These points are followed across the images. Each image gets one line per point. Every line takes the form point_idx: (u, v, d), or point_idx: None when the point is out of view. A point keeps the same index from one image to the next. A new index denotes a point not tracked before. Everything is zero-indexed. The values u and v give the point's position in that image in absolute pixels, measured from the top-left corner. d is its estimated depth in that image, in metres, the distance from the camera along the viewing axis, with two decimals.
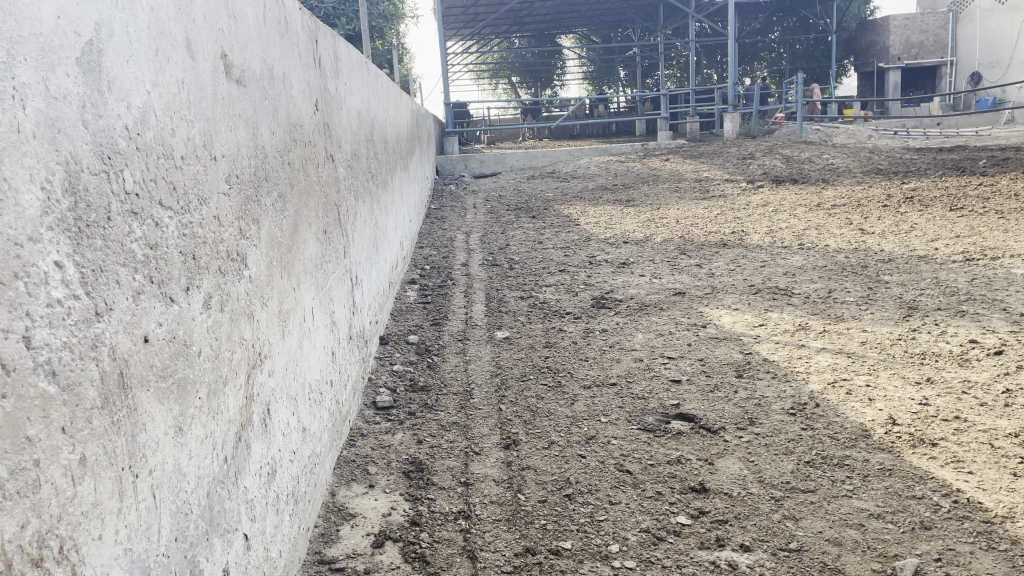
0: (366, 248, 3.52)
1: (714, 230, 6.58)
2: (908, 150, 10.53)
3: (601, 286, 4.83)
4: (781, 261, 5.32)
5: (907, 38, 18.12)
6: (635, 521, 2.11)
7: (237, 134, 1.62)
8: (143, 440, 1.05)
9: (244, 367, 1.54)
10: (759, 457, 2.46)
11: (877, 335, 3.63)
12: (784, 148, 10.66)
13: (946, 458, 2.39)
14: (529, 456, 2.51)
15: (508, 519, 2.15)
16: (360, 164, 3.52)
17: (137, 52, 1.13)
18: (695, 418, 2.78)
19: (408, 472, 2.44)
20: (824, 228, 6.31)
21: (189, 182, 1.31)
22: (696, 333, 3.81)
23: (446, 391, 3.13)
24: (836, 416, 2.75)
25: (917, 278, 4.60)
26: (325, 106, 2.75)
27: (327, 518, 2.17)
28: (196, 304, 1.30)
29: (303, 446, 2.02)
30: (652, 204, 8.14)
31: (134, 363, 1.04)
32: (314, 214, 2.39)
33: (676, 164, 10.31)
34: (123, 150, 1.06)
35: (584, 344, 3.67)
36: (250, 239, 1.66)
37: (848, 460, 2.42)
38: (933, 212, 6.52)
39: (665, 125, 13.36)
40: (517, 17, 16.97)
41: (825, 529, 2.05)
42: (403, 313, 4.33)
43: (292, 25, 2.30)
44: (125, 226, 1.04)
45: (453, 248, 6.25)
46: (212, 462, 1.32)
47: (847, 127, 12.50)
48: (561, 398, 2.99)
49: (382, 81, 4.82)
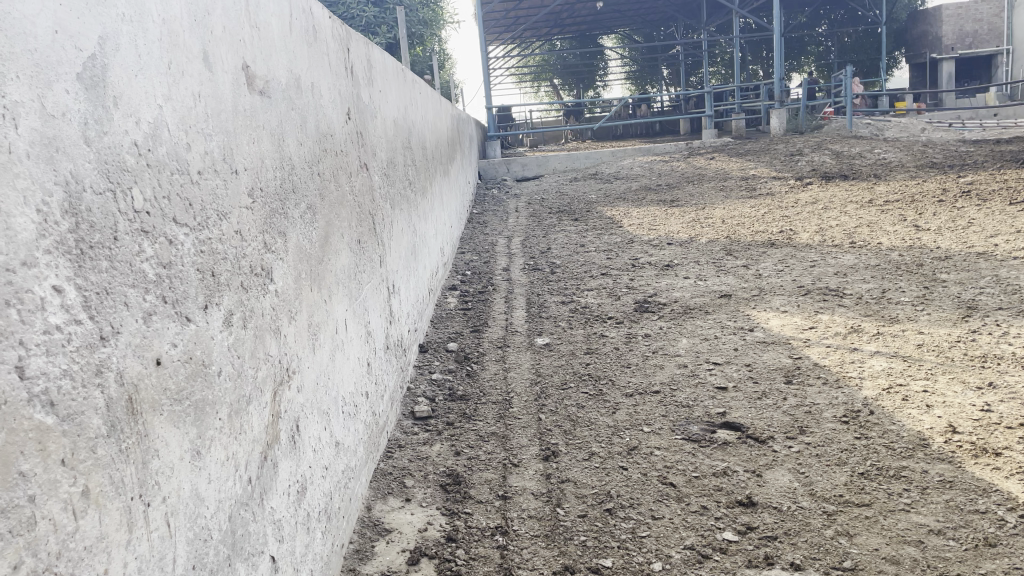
0: (404, 256, 3.50)
1: (761, 229, 6.43)
2: (964, 142, 10.18)
3: (644, 290, 4.74)
4: (832, 261, 5.16)
5: (960, 27, 17.62)
6: (679, 538, 2.03)
7: (261, 147, 1.59)
8: (155, 467, 1.02)
9: (270, 385, 1.50)
10: (810, 469, 2.36)
11: (934, 337, 3.47)
12: (834, 143, 10.39)
13: (1012, 468, 2.25)
14: (569, 468, 2.44)
15: (546, 535, 2.08)
16: (396, 172, 3.49)
17: (148, 67, 1.10)
18: (742, 427, 2.69)
19: (445, 485, 2.39)
20: (877, 225, 6.11)
21: (208, 198, 1.28)
22: (743, 337, 3.70)
23: (485, 400, 3.08)
24: (892, 424, 2.62)
25: (975, 276, 4.42)
26: (358, 115, 2.73)
27: (362, 534, 2.13)
28: (216, 321, 1.26)
29: (336, 461, 1.99)
30: (698, 203, 8.00)
31: (145, 388, 1.01)
32: (346, 224, 2.36)
33: (721, 163, 10.13)
34: (132, 167, 1.03)
35: (626, 350, 3.59)
36: (276, 253, 1.63)
37: (905, 471, 2.30)
38: (991, 207, 6.27)
39: (710, 124, 13.10)
40: (558, 20, 16.88)
41: (881, 547, 1.94)
42: (443, 320, 4.30)
43: (321, 33, 2.27)
44: (134, 245, 1.01)
45: (494, 253, 6.22)
46: (235, 484, 1.28)
47: (900, 121, 12.16)
48: (602, 406, 2.92)
49: (420, 88, 4.82)
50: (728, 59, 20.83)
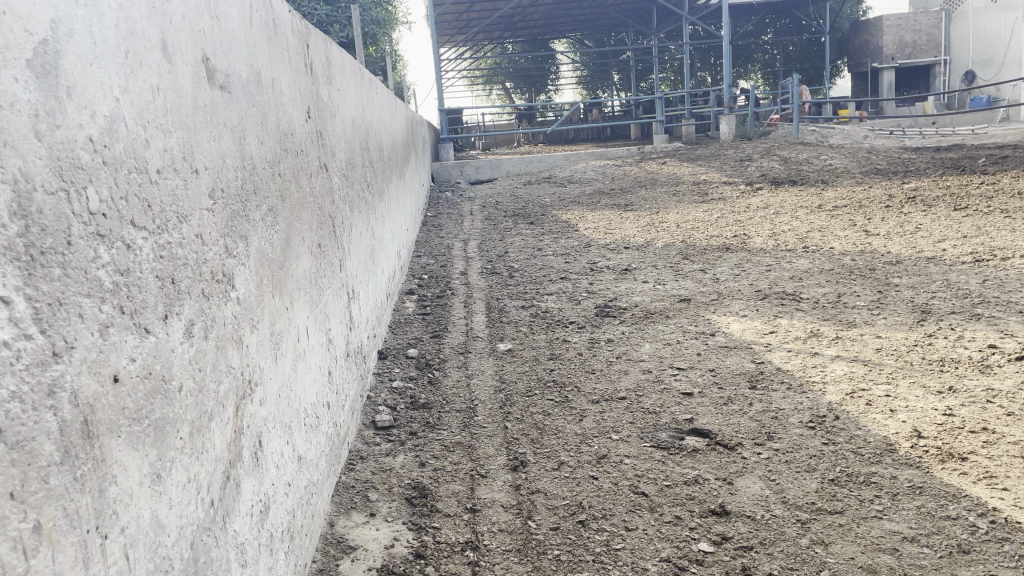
0: (363, 260, 3.41)
1: (715, 234, 6.47)
2: (907, 149, 10.43)
3: (604, 294, 4.70)
4: (787, 265, 5.21)
5: (900, 37, 18.10)
6: (654, 550, 1.98)
7: (222, 145, 1.50)
8: (113, 494, 0.92)
9: (232, 399, 1.41)
10: (781, 476, 2.34)
11: (892, 341, 3.51)
12: (782, 149, 10.54)
13: (978, 473, 2.27)
14: (538, 478, 2.38)
15: (518, 549, 2.02)
16: (355, 173, 3.39)
17: (104, 55, 1.00)
18: (710, 433, 2.66)
19: (411, 499, 2.31)
20: (828, 231, 6.19)
21: (167, 199, 1.18)
22: (704, 342, 3.69)
23: (449, 408, 3.00)
24: (858, 429, 2.62)
25: (927, 280, 4.49)
26: (317, 114, 2.63)
27: (326, 552, 2.04)
28: (176, 333, 1.17)
29: (299, 476, 1.89)
30: (652, 208, 8.02)
31: (102, 407, 0.92)
32: (307, 228, 2.26)
33: (673, 168, 10.20)
34: (87, 165, 0.93)
35: (590, 356, 3.54)
36: (238, 258, 1.53)
37: (874, 477, 2.29)
38: (937, 212, 6.40)
39: (661, 129, 13.19)
40: (511, 24, 16.81)
41: (857, 555, 1.92)
42: (402, 325, 4.20)
43: (282, 28, 2.18)
44: (89, 251, 0.92)
45: (450, 257, 6.12)
46: (197, 508, 1.19)
47: (844, 128, 12.41)
48: (569, 414, 2.86)
49: (376, 87, 4.72)
50: (677, 65, 21.04)
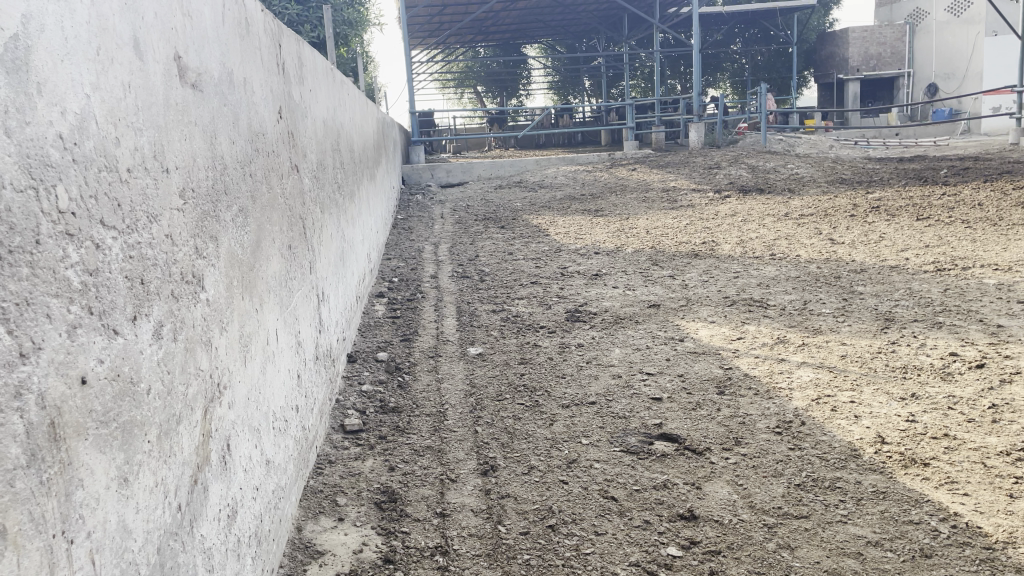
0: (333, 262, 3.38)
1: (684, 240, 6.53)
2: (871, 159, 10.62)
3: (575, 299, 4.72)
4: (754, 272, 5.27)
5: (866, 50, 18.45)
6: (623, 555, 1.99)
7: (193, 144, 1.48)
8: (79, 500, 0.91)
9: (201, 402, 1.39)
10: (748, 481, 2.36)
11: (856, 348, 3.56)
12: (749, 157, 10.67)
13: (940, 479, 2.32)
14: (508, 483, 2.38)
15: (488, 554, 2.01)
16: (326, 175, 3.37)
17: (75, 51, 0.99)
18: (678, 438, 2.68)
19: (380, 503, 2.29)
20: (794, 238, 6.28)
21: (137, 198, 1.16)
22: (673, 347, 3.71)
23: (419, 412, 2.99)
24: (823, 434, 2.66)
25: (891, 288, 4.57)
26: (289, 114, 2.60)
27: (293, 557, 2.02)
28: (145, 334, 1.15)
29: (267, 480, 1.87)
30: (622, 213, 8.07)
31: (70, 410, 0.90)
32: (277, 229, 2.24)
33: (643, 174, 10.27)
34: (57, 162, 0.92)
35: (560, 361, 3.55)
36: (208, 258, 1.51)
37: (839, 482, 2.33)
38: (900, 222, 6.52)
39: (631, 135, 13.27)
40: (482, 27, 16.82)
41: (822, 560, 1.95)
42: (372, 328, 4.18)
43: (254, 27, 2.15)
44: (58, 250, 0.90)
45: (421, 260, 6.10)
46: (163, 513, 1.17)
47: (811, 138, 12.60)
48: (540, 418, 2.87)
49: (348, 89, 4.69)
50: (647, 72, 21.21)
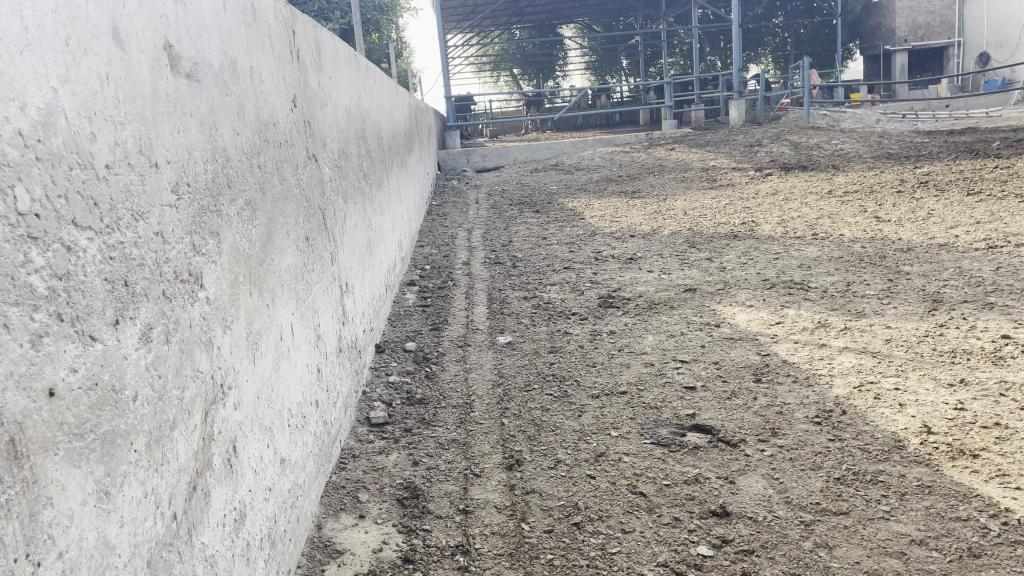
0: (359, 251, 3.34)
1: (723, 221, 6.36)
2: (919, 133, 10.26)
3: (608, 284, 4.61)
4: (795, 253, 5.10)
5: (913, 19, 17.84)
6: (651, 554, 1.91)
7: (189, 136, 1.42)
8: (47, 518, 0.86)
9: (200, 405, 1.34)
10: (785, 474, 2.26)
11: (902, 331, 3.41)
12: (792, 134, 10.37)
13: (991, 471, 2.18)
14: (533, 478, 2.31)
15: (510, 554, 1.95)
16: (349, 164, 3.31)
17: (38, 43, 0.93)
18: (712, 429, 2.58)
19: (402, 500, 2.24)
20: (838, 217, 6.08)
21: (118, 195, 1.11)
22: (708, 333, 3.60)
23: (445, 404, 2.93)
24: (865, 424, 2.54)
25: (939, 268, 4.37)
26: (305, 103, 2.55)
27: (311, 557, 1.98)
28: (130, 338, 1.10)
29: (282, 479, 1.83)
30: (660, 195, 7.90)
31: (34, 424, 0.85)
32: (292, 221, 2.19)
33: (681, 154, 10.05)
34: (15, 161, 0.87)
35: (591, 349, 3.46)
36: (207, 255, 1.46)
37: (883, 476, 2.21)
38: (950, 197, 6.27)
39: (670, 114, 13.00)
40: (517, 8, 16.59)
41: (862, 560, 1.85)
42: (401, 317, 4.14)
43: (262, 15, 2.09)
44: (17, 255, 0.86)
45: (454, 247, 6.04)
46: (155, 523, 1.12)
47: (856, 112, 12.22)
48: (568, 409, 2.79)
49: (375, 75, 4.63)
50: (686, 48, 20.80)
